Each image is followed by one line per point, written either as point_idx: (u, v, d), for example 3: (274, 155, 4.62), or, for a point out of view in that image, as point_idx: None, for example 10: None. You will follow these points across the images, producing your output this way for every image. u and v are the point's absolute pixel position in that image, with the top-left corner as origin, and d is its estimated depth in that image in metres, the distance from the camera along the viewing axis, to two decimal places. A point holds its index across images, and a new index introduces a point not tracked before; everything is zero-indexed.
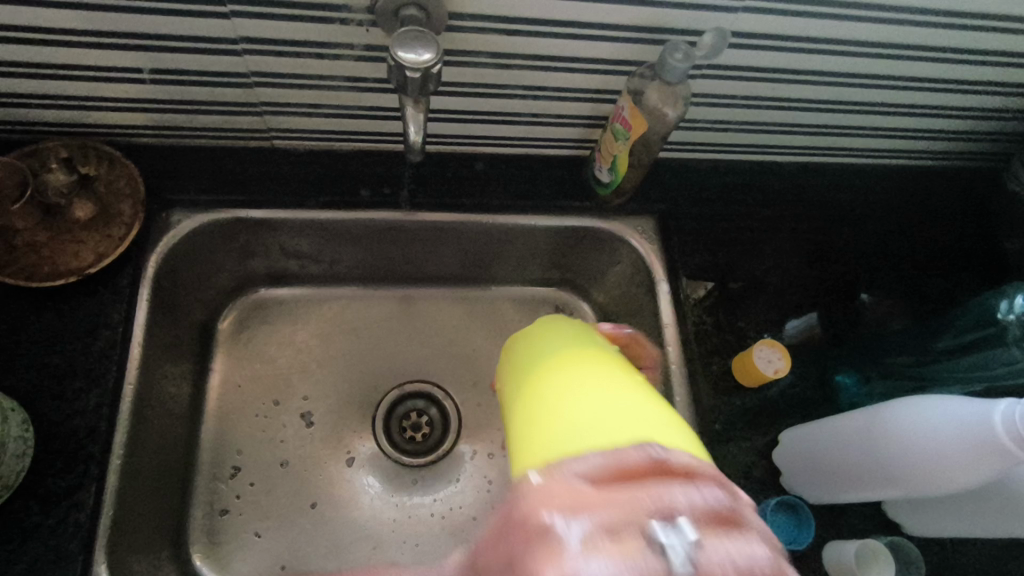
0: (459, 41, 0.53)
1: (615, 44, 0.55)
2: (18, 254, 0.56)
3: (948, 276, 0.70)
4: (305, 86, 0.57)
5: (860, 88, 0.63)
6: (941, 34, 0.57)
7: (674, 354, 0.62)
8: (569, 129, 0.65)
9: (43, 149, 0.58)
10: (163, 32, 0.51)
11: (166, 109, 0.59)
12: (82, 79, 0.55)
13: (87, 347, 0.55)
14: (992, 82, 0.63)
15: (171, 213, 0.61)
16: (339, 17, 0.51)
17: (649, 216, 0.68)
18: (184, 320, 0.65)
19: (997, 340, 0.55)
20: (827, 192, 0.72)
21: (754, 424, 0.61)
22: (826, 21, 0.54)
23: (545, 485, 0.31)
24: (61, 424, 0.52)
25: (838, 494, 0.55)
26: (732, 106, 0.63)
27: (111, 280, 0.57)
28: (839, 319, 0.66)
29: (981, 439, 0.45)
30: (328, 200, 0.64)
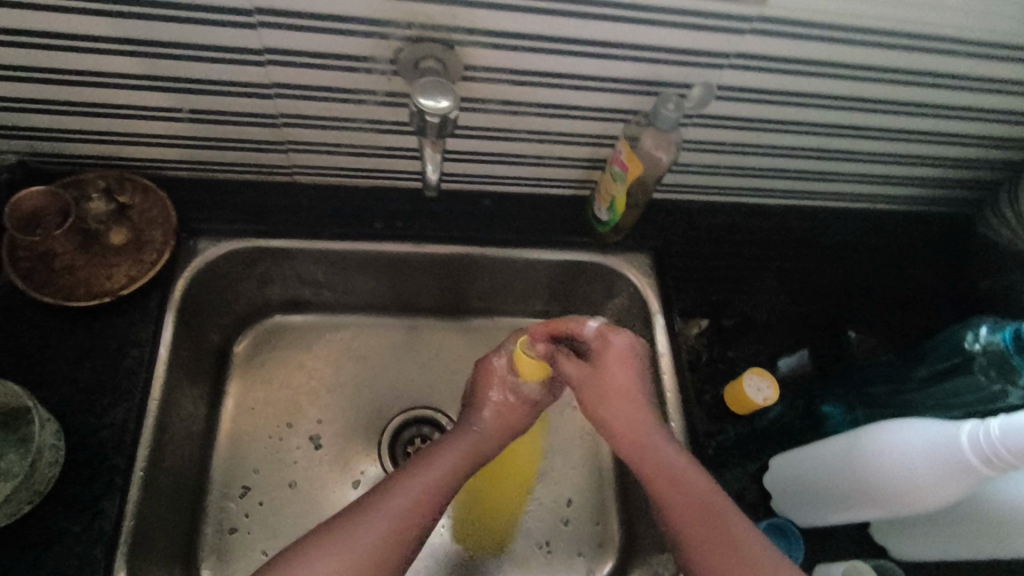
0: (472, 90, 0.59)
1: (613, 94, 0.60)
2: (56, 277, 0.60)
3: (925, 314, 0.75)
4: (326, 126, 0.62)
5: (838, 138, 0.68)
6: (909, 90, 0.62)
7: (669, 381, 0.66)
8: (571, 171, 0.70)
9: (85, 179, 0.63)
10: (205, 77, 0.57)
11: (199, 145, 0.64)
12: (126, 117, 0.60)
13: (116, 363, 0.58)
14: (960, 133, 0.68)
15: (198, 241, 0.66)
16: (364, 67, 0.56)
17: (644, 252, 0.72)
18: (205, 343, 0.69)
19: (964, 368, 0.57)
20: (812, 233, 0.77)
21: (745, 450, 0.64)
22: (804, 77, 0.60)
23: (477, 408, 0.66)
24: (90, 435, 0.55)
25: (825, 516, 0.58)
26: (721, 152, 0.69)
27: (142, 302, 0.61)
28: (825, 354, 0.70)
29: (953, 463, 0.49)
30: (345, 231, 0.68)
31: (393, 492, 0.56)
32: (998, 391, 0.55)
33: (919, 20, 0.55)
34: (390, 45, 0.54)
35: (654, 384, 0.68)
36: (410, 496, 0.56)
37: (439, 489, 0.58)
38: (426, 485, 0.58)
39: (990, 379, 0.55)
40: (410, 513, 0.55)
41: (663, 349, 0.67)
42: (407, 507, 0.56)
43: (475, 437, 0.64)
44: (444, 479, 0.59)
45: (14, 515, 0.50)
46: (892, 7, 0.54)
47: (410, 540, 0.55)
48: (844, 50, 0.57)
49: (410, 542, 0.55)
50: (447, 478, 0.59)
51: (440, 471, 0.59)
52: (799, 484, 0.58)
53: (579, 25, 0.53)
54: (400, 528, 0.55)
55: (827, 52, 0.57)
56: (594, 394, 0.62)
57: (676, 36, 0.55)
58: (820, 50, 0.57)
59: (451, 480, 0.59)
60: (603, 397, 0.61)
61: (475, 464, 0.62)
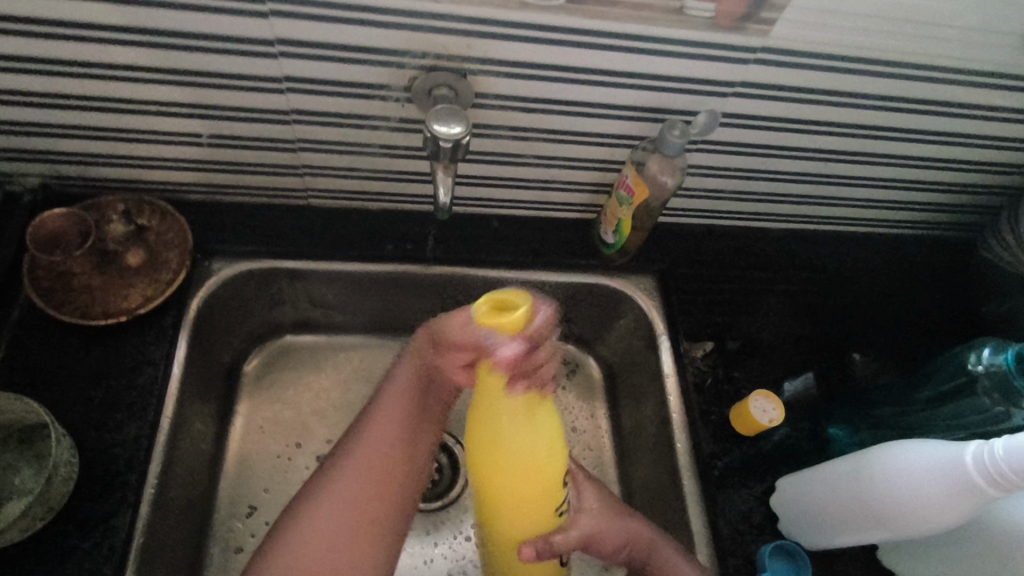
0: (483, 116, 0.60)
1: (619, 121, 0.62)
2: (73, 295, 0.61)
3: (928, 336, 0.75)
4: (340, 151, 0.64)
5: (840, 164, 0.69)
6: (907, 118, 0.64)
7: (674, 403, 0.67)
8: (578, 195, 0.72)
9: (105, 202, 0.64)
10: (226, 104, 0.58)
11: (217, 169, 0.66)
12: (148, 141, 0.62)
13: (131, 381, 0.59)
14: (960, 159, 0.70)
15: (212, 262, 0.67)
16: (379, 94, 0.58)
17: (650, 275, 0.73)
18: (216, 362, 0.70)
19: (970, 389, 0.58)
20: (814, 257, 0.78)
21: (751, 471, 0.65)
22: (806, 105, 0.62)
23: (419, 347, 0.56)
24: (102, 452, 0.56)
25: (832, 539, 0.58)
26: (725, 177, 0.70)
27: (157, 322, 0.63)
28: (830, 376, 0.71)
29: (958, 481, 0.49)
30: (357, 253, 0.70)
31: (344, 467, 0.53)
32: (1001, 412, 0.55)
33: (915, 51, 0.57)
34: (405, 74, 0.56)
35: (660, 405, 0.68)
36: (364, 460, 0.53)
37: (394, 440, 0.55)
38: (377, 441, 0.54)
39: (995, 401, 0.55)
40: (367, 480, 0.53)
41: (668, 371, 0.68)
42: (364, 473, 0.53)
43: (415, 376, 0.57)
44: (390, 430, 0.55)
45: (28, 531, 0.51)
46: (891, 39, 0.55)
47: (385, 498, 0.53)
48: (846, 79, 0.59)
49: (387, 501, 0.53)
50: (398, 426, 0.55)
51: (382, 421, 0.55)
52: (805, 505, 0.58)
53: (588, 55, 0.55)
54: (366, 495, 0.52)
55: (828, 81, 0.59)
56: (613, 532, 0.59)
57: (682, 66, 0.56)
58: (821, 79, 0.59)
59: (405, 422, 0.55)
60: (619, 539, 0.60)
61: (430, 399, 0.58)
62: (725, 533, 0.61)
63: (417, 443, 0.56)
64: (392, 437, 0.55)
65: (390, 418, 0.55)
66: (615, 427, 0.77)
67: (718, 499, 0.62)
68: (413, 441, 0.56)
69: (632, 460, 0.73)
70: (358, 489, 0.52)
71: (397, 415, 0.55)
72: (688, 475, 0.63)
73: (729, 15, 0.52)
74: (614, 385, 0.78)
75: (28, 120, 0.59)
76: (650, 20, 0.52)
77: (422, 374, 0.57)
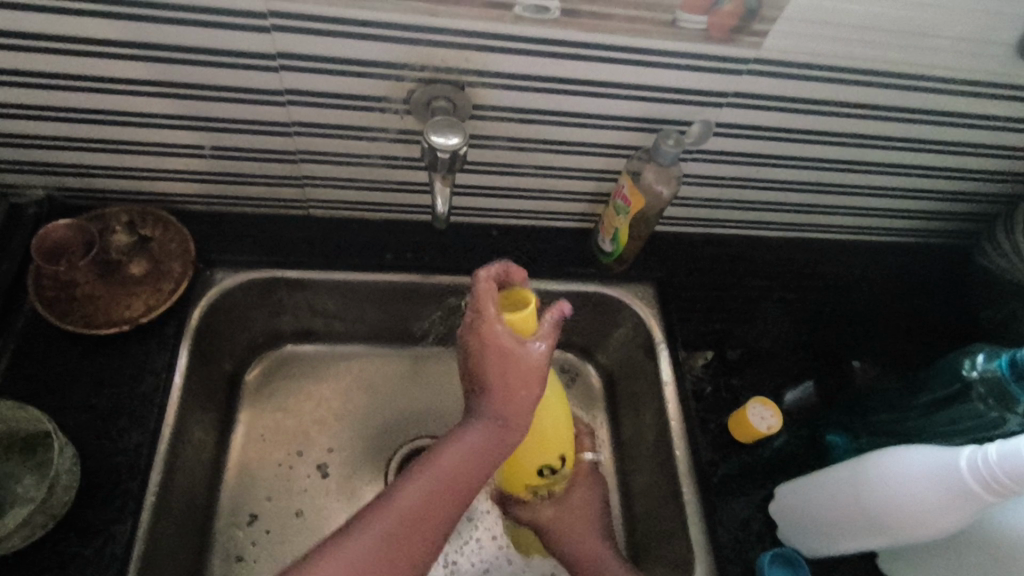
0: (481, 127, 0.61)
1: (616, 131, 0.63)
2: (77, 304, 0.62)
3: (927, 343, 0.75)
4: (341, 162, 0.65)
5: (835, 172, 0.70)
6: (901, 127, 0.65)
7: (673, 411, 0.67)
8: (576, 205, 0.72)
9: (108, 213, 0.65)
10: (228, 116, 0.59)
11: (220, 180, 0.67)
12: (152, 153, 0.63)
13: (133, 389, 0.60)
14: (954, 168, 0.70)
15: (214, 271, 0.68)
16: (378, 106, 0.59)
17: (649, 282, 0.74)
18: (218, 371, 0.71)
19: (965, 396, 0.58)
20: (811, 265, 0.79)
21: (750, 478, 0.65)
22: (800, 114, 0.62)
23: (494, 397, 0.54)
24: (104, 459, 0.57)
25: (831, 546, 0.58)
26: (721, 186, 0.71)
27: (158, 331, 0.63)
28: (829, 383, 0.71)
29: (953, 485, 0.49)
30: (357, 263, 0.71)
31: (376, 519, 0.48)
32: (995, 417, 0.55)
33: (906, 61, 0.57)
34: (404, 86, 0.57)
35: (659, 413, 0.69)
36: (395, 516, 0.48)
37: (442, 497, 0.50)
38: (421, 498, 0.49)
39: (989, 407, 0.56)
40: (412, 524, 0.48)
41: (667, 379, 0.68)
42: (396, 531, 0.47)
43: (485, 426, 0.53)
44: (444, 474, 0.51)
45: (29, 537, 0.51)
46: (882, 49, 0.56)
47: (410, 564, 0.47)
48: (839, 89, 0.60)
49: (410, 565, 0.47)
50: (449, 486, 0.50)
51: (440, 466, 0.51)
52: (804, 513, 0.59)
53: (584, 67, 0.56)
54: (385, 557, 0.46)
55: (821, 91, 0.60)
56: (570, 523, 0.66)
57: (676, 77, 0.57)
58: (814, 89, 0.60)
59: (455, 481, 0.51)
60: (574, 534, 0.65)
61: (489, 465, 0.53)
62: (724, 540, 0.61)
63: (459, 509, 0.51)
64: (445, 482, 0.50)
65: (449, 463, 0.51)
66: (615, 435, 0.77)
67: (716, 506, 0.62)
68: (462, 494, 0.51)
69: (632, 468, 0.73)
70: (399, 530, 0.48)
71: (437, 483, 0.50)
72: (687, 482, 0.63)
73: (721, 27, 0.53)
74: (613, 394, 0.79)
75: (33, 133, 0.60)
76: (644, 33, 0.53)
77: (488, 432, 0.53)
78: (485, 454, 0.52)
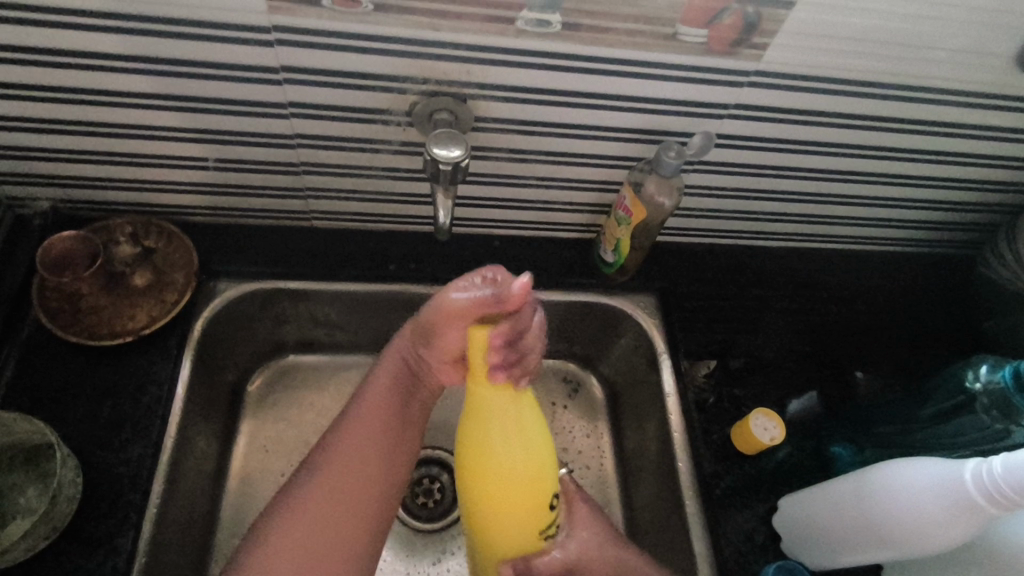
0: (483, 139, 0.62)
1: (617, 143, 0.63)
2: (80, 316, 0.62)
3: (930, 354, 0.75)
4: (343, 174, 0.66)
5: (836, 182, 0.70)
6: (901, 138, 0.65)
7: (676, 422, 0.67)
8: (578, 216, 0.73)
9: (113, 224, 0.65)
10: (232, 128, 0.60)
11: (224, 192, 0.67)
12: (156, 165, 0.64)
13: (136, 401, 0.60)
14: (956, 178, 0.70)
15: (217, 283, 0.68)
16: (381, 119, 0.59)
17: (651, 293, 0.74)
18: (220, 381, 0.71)
19: (969, 407, 0.58)
20: (814, 275, 0.79)
21: (754, 490, 0.64)
22: (800, 126, 0.63)
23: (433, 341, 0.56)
24: (107, 471, 0.57)
25: (836, 560, 0.58)
26: (723, 196, 0.71)
27: (162, 342, 0.63)
28: (832, 394, 0.71)
29: (958, 499, 0.49)
30: (360, 273, 0.71)
31: (328, 454, 0.53)
32: (1002, 430, 0.55)
33: (906, 73, 0.58)
34: (406, 99, 0.57)
35: (661, 424, 0.69)
36: (346, 444, 0.54)
37: (381, 421, 0.55)
38: (362, 423, 0.55)
39: (993, 419, 0.56)
40: (359, 467, 0.53)
41: (670, 391, 0.68)
42: (347, 457, 0.53)
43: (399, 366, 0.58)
44: (374, 413, 0.56)
45: (31, 550, 0.51)
46: (882, 61, 0.56)
47: (369, 480, 0.53)
48: (839, 100, 0.60)
49: (371, 479, 0.53)
50: (383, 409, 0.56)
51: (369, 410, 0.56)
52: (809, 526, 0.58)
53: (584, 80, 0.56)
54: (345, 482, 0.52)
55: (822, 103, 0.60)
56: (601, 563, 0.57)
57: (676, 89, 0.58)
58: (814, 100, 0.60)
59: (389, 404, 0.56)
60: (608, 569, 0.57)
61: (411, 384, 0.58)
62: (727, 553, 0.61)
63: (399, 425, 0.56)
64: (379, 423, 0.55)
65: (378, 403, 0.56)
66: (618, 446, 0.77)
67: (720, 518, 0.62)
68: (398, 429, 0.56)
69: (635, 479, 0.73)
70: (348, 475, 0.52)
71: (377, 411, 0.56)
72: (690, 494, 0.63)
73: (721, 40, 0.53)
74: (615, 404, 0.78)
75: (37, 146, 0.61)
76: (645, 46, 0.53)
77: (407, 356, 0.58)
78: (404, 388, 0.58)
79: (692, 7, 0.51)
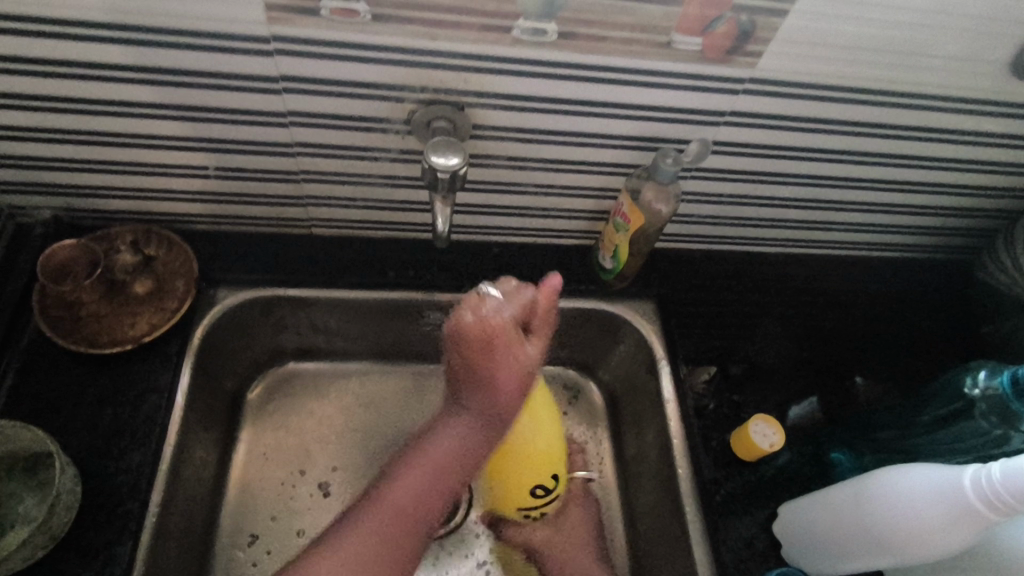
0: (481, 147, 0.62)
1: (614, 150, 0.63)
2: (81, 324, 0.62)
3: (929, 359, 0.75)
4: (342, 182, 0.66)
5: (833, 189, 0.70)
6: (898, 144, 0.65)
7: (675, 429, 0.66)
8: (576, 222, 0.73)
9: (114, 233, 0.66)
10: (233, 137, 0.60)
11: (224, 200, 0.68)
12: (156, 174, 0.64)
13: (135, 409, 0.60)
14: (953, 184, 0.70)
15: (217, 291, 0.68)
16: (379, 127, 0.60)
17: (649, 299, 0.74)
18: (219, 389, 0.71)
19: (967, 413, 0.58)
20: (812, 281, 0.79)
21: (754, 497, 0.64)
22: (797, 133, 0.63)
23: (483, 377, 0.55)
24: (106, 480, 0.57)
25: (836, 567, 0.58)
26: (720, 203, 0.72)
27: (161, 350, 0.64)
28: (831, 400, 0.71)
29: (958, 506, 0.49)
30: (359, 281, 0.71)
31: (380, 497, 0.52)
32: (1000, 435, 0.55)
33: (901, 79, 0.58)
34: (404, 107, 0.57)
35: (660, 430, 0.68)
36: (397, 496, 0.53)
37: (437, 479, 0.54)
38: (419, 475, 0.54)
39: (992, 424, 0.56)
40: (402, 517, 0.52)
41: (668, 397, 0.68)
42: (393, 508, 0.52)
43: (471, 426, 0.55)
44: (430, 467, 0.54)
45: (30, 559, 0.51)
46: (876, 69, 0.57)
47: (406, 538, 0.52)
48: (834, 107, 0.60)
49: (408, 537, 0.52)
50: (444, 466, 0.54)
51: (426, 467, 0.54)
52: (808, 532, 0.58)
53: (581, 88, 0.57)
54: (384, 533, 0.51)
55: (817, 109, 0.60)
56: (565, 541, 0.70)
57: (672, 97, 0.58)
58: (809, 107, 0.60)
59: (451, 463, 0.54)
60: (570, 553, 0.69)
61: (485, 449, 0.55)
62: (727, 560, 0.60)
63: (451, 485, 0.55)
64: (433, 479, 0.54)
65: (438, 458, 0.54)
66: (617, 452, 0.77)
67: (720, 525, 0.62)
68: (449, 488, 0.54)
69: (635, 486, 0.73)
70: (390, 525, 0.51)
71: (437, 468, 0.54)
72: (689, 501, 0.63)
73: (717, 48, 0.54)
74: (615, 410, 0.78)
75: (39, 155, 0.61)
76: (641, 54, 0.54)
77: (483, 410, 0.55)
78: (476, 452, 0.55)
79: (688, 16, 0.51)
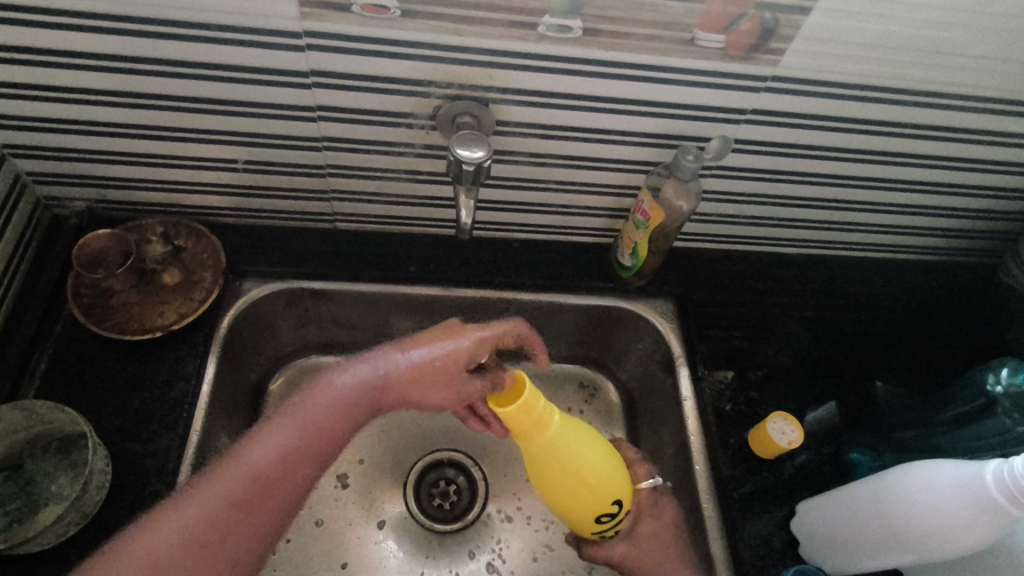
0: (504, 143, 0.63)
1: (634, 148, 0.64)
2: (113, 311, 0.64)
3: (951, 361, 0.75)
4: (367, 176, 0.67)
5: (854, 188, 0.70)
6: (917, 144, 0.65)
7: (692, 425, 0.66)
8: (596, 220, 0.74)
9: (145, 224, 0.68)
10: (262, 132, 0.62)
11: (250, 193, 0.69)
12: (188, 167, 0.66)
13: (164, 395, 0.62)
14: (975, 184, 0.70)
15: (243, 282, 0.70)
16: (404, 123, 0.61)
17: (668, 298, 0.74)
18: (243, 378, 0.72)
19: (988, 411, 0.60)
20: (832, 282, 0.79)
21: (772, 495, 0.64)
22: (817, 130, 0.63)
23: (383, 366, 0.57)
24: (135, 461, 0.58)
25: (859, 563, 0.57)
26: (740, 202, 0.72)
27: (188, 338, 0.65)
28: (851, 402, 0.71)
29: (982, 497, 0.49)
30: (381, 275, 0.72)
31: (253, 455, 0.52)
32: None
33: (925, 78, 0.58)
34: (430, 103, 0.59)
35: (678, 426, 0.68)
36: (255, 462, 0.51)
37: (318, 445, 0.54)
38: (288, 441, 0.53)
39: (1014, 420, 0.58)
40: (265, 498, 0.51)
41: (686, 395, 0.68)
42: (247, 476, 0.51)
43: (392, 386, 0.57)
44: (248, 490, 0.50)
45: (63, 535, 0.53)
46: (897, 67, 0.57)
47: (254, 521, 0.50)
48: (855, 106, 0.60)
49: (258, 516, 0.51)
50: (341, 422, 0.55)
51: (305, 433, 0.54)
52: (830, 527, 0.58)
53: (604, 84, 0.58)
54: (237, 506, 0.50)
55: (838, 108, 0.61)
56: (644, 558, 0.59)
57: (694, 94, 0.59)
58: (831, 106, 0.60)
59: (319, 434, 0.54)
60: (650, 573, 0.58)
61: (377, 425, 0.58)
62: (745, 557, 0.60)
63: (323, 452, 0.54)
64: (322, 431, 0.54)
65: (265, 480, 0.51)
66: None
67: (738, 522, 0.62)
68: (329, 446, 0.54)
69: None
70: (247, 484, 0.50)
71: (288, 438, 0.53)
72: (708, 498, 0.63)
73: (740, 45, 0.54)
74: (632, 409, 0.78)
75: (74, 146, 0.63)
76: (663, 51, 0.55)
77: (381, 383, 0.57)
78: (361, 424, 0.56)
79: (711, 13, 0.52)
